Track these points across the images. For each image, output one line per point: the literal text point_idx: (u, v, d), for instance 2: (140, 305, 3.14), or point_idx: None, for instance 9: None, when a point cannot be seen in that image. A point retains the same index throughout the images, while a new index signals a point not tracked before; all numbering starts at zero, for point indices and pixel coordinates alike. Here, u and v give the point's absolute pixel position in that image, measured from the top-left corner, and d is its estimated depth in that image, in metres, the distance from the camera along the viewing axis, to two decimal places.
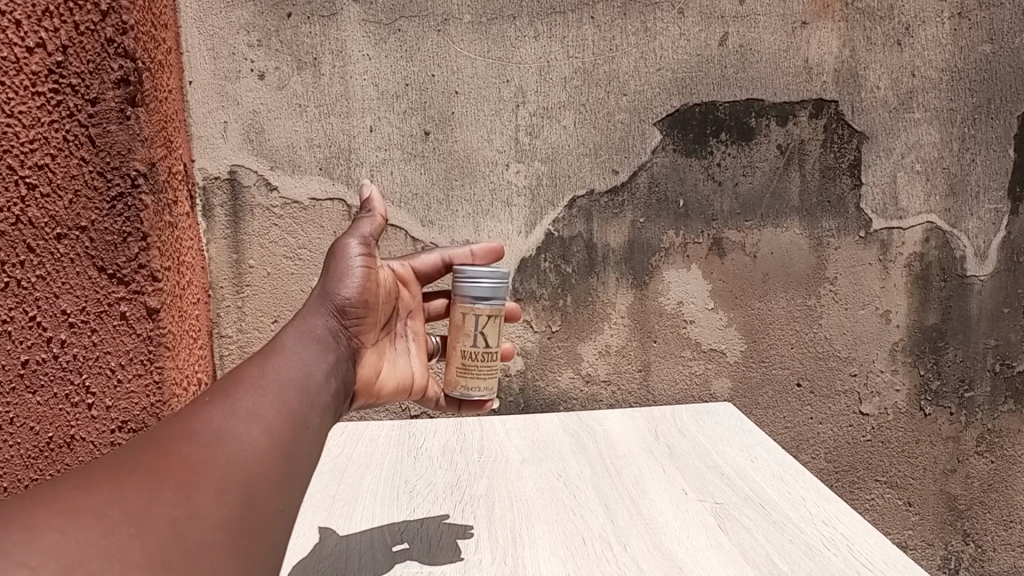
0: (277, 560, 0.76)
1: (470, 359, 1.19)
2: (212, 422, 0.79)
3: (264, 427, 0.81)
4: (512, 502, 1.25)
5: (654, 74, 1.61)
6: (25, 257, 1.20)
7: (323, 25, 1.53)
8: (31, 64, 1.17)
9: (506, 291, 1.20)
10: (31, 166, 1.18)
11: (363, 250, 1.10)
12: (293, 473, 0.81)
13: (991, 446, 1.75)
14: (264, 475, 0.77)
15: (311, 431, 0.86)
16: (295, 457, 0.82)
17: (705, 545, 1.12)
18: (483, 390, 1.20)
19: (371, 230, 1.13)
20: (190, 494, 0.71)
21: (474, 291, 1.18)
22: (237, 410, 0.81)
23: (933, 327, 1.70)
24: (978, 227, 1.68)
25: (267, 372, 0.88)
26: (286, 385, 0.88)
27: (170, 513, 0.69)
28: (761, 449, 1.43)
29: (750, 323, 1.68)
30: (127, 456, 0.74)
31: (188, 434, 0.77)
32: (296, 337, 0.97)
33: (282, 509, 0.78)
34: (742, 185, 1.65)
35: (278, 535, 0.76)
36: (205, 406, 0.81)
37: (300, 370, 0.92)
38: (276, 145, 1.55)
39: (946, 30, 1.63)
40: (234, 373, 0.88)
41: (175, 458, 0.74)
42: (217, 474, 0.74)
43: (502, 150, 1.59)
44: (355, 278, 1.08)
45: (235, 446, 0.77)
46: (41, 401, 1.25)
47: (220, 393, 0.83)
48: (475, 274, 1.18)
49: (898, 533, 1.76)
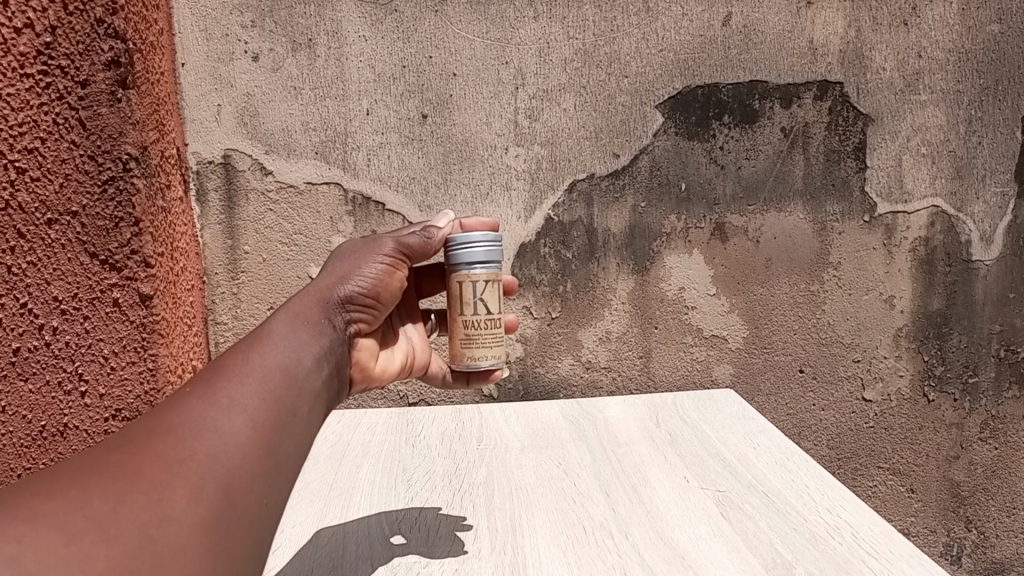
0: (260, 557, 0.73)
1: (473, 327, 1.17)
2: (191, 414, 0.75)
3: (247, 418, 0.78)
4: (513, 491, 1.24)
5: (656, 55, 1.58)
6: (16, 242, 1.18)
7: (318, 5, 1.50)
8: (18, 45, 1.13)
9: (500, 254, 1.19)
10: (20, 150, 1.15)
11: (397, 253, 1.13)
12: (278, 465, 0.78)
13: (994, 433, 1.73)
14: (246, 467, 0.74)
15: (298, 420, 0.84)
16: (280, 447, 0.79)
17: (707, 534, 1.11)
18: (491, 358, 1.18)
19: (417, 246, 1.14)
20: (164, 494, 0.68)
21: (469, 256, 1.15)
22: (219, 401, 0.78)
23: (937, 312, 1.69)
24: (984, 211, 1.66)
25: (252, 360, 0.85)
26: (273, 373, 0.85)
27: (140, 516, 0.66)
28: (765, 436, 1.41)
29: (753, 309, 1.66)
30: (97, 455, 0.71)
31: (165, 429, 0.73)
32: (286, 322, 0.94)
33: (265, 503, 0.75)
34: (745, 168, 1.62)
35: (262, 530, 0.74)
36: (184, 398, 0.77)
37: (288, 356, 0.88)
38: (271, 129, 1.52)
39: (954, 10, 1.60)
40: (217, 362, 0.84)
41: (150, 457, 0.71)
42: (195, 470, 0.71)
43: (500, 134, 1.57)
44: (374, 274, 1.09)
45: (214, 439, 0.74)
46: (33, 388, 1.23)
47: (201, 384, 0.80)
48: (468, 240, 1.16)
49: (901, 520, 1.74)
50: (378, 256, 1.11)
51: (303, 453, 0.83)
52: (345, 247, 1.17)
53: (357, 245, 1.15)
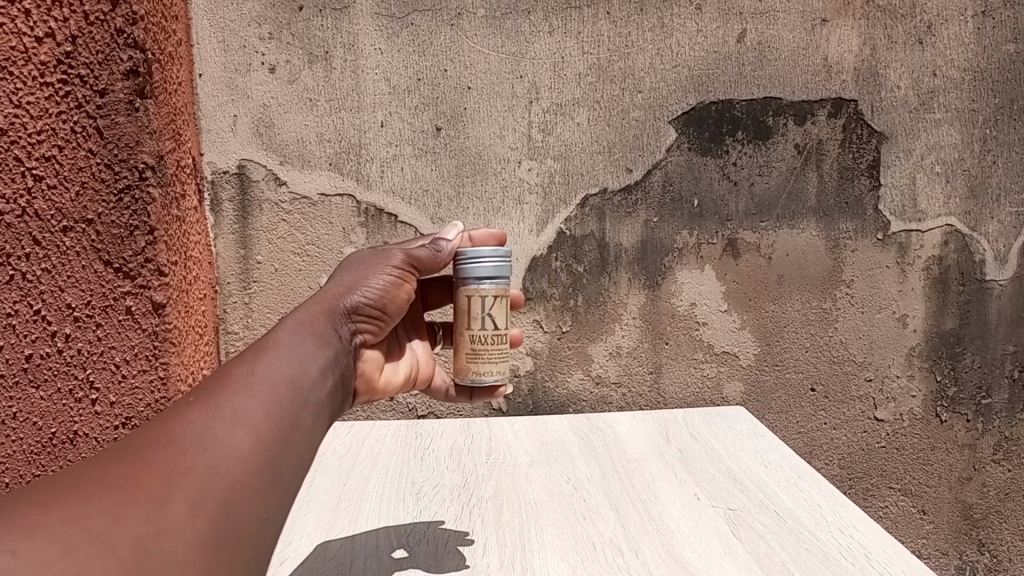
0: (258, 570, 0.73)
1: (479, 343, 1.16)
2: (193, 425, 0.75)
3: (250, 429, 0.77)
4: (521, 505, 1.23)
5: (670, 71, 1.58)
6: (31, 249, 1.18)
7: (336, 18, 1.51)
8: (39, 54, 1.15)
9: (509, 269, 1.19)
10: (38, 158, 1.17)
11: (404, 264, 1.12)
12: (280, 478, 0.78)
13: (1008, 455, 1.71)
14: (246, 481, 0.74)
15: (301, 431, 0.83)
16: (282, 460, 0.79)
17: (718, 553, 1.10)
18: (497, 374, 1.18)
19: (426, 258, 1.14)
20: (162, 508, 0.68)
21: (477, 271, 1.15)
22: (222, 412, 0.77)
23: (950, 332, 1.67)
24: (998, 231, 1.65)
25: (257, 369, 0.84)
26: (277, 383, 0.84)
27: (138, 530, 0.66)
28: (775, 455, 1.40)
29: (764, 326, 1.65)
30: (98, 465, 0.71)
31: (167, 442, 0.73)
32: (292, 332, 0.93)
33: (264, 517, 0.75)
34: (757, 185, 1.62)
35: (260, 543, 0.73)
36: (188, 409, 0.77)
37: (293, 367, 0.88)
38: (286, 140, 1.53)
39: (969, 29, 1.60)
40: (222, 371, 0.84)
41: (150, 470, 0.70)
42: (194, 483, 0.70)
43: (514, 147, 1.57)
44: (379, 285, 1.09)
45: (214, 452, 0.73)
46: (44, 395, 1.24)
47: (205, 394, 0.79)
48: (478, 255, 1.15)
49: (912, 541, 1.72)
50: (386, 267, 1.11)
51: (305, 465, 0.83)
52: (355, 258, 1.17)
53: (366, 256, 1.15)
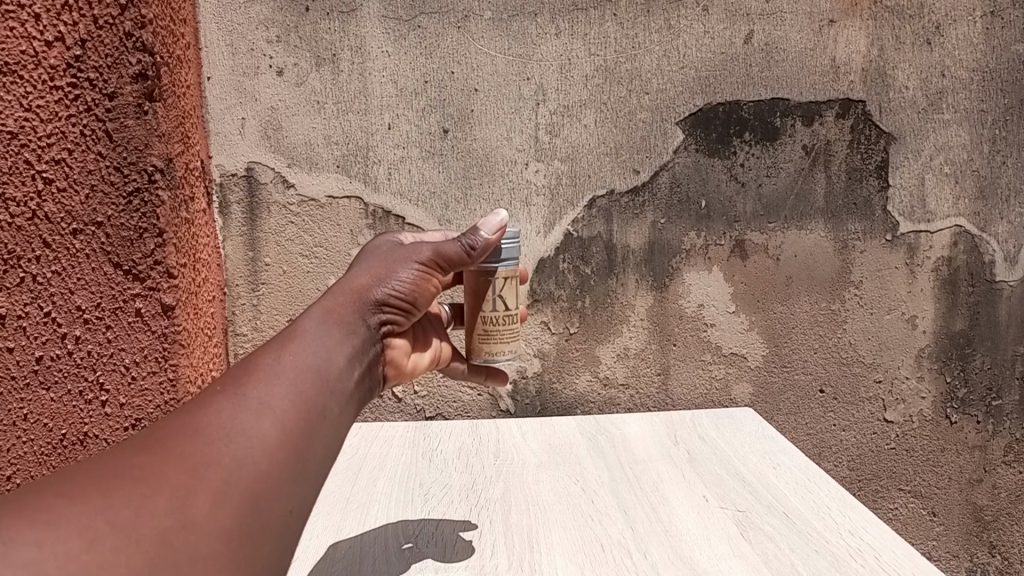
0: (282, 561, 0.74)
1: (490, 323, 1.17)
2: (219, 416, 0.75)
3: (275, 421, 0.77)
4: (530, 506, 1.23)
5: (677, 73, 1.58)
6: (41, 252, 1.19)
7: (343, 21, 1.52)
8: (49, 57, 1.16)
9: (519, 251, 1.18)
10: (47, 161, 1.18)
11: (430, 258, 1.09)
12: (307, 469, 0.78)
13: (1019, 456, 1.70)
14: (271, 473, 0.74)
15: (327, 421, 0.83)
16: (308, 453, 0.78)
17: (728, 554, 1.09)
18: (509, 354, 1.19)
19: (455, 254, 1.10)
20: (186, 502, 0.68)
21: (488, 255, 1.14)
22: (248, 402, 0.77)
23: (959, 333, 1.67)
24: (1008, 231, 1.64)
25: (283, 360, 0.83)
26: (304, 374, 0.83)
27: (162, 523, 0.66)
28: (784, 457, 1.40)
29: (772, 327, 1.65)
30: (126, 454, 0.71)
31: (192, 433, 0.73)
32: (317, 322, 0.92)
33: (289, 509, 0.75)
34: (766, 186, 1.61)
35: (285, 535, 0.74)
36: (214, 399, 0.77)
37: (318, 357, 0.87)
38: (294, 143, 1.54)
39: (977, 29, 1.59)
40: (247, 360, 0.83)
41: (175, 462, 0.71)
42: (219, 476, 0.71)
43: (521, 149, 1.57)
44: (405, 278, 1.06)
45: (239, 444, 0.73)
46: (54, 397, 1.24)
47: (232, 383, 0.79)
48: (497, 249, 1.15)
49: (922, 543, 1.71)
50: (414, 261, 1.08)
51: (332, 454, 0.83)
52: (383, 249, 1.14)
53: (394, 249, 1.12)
